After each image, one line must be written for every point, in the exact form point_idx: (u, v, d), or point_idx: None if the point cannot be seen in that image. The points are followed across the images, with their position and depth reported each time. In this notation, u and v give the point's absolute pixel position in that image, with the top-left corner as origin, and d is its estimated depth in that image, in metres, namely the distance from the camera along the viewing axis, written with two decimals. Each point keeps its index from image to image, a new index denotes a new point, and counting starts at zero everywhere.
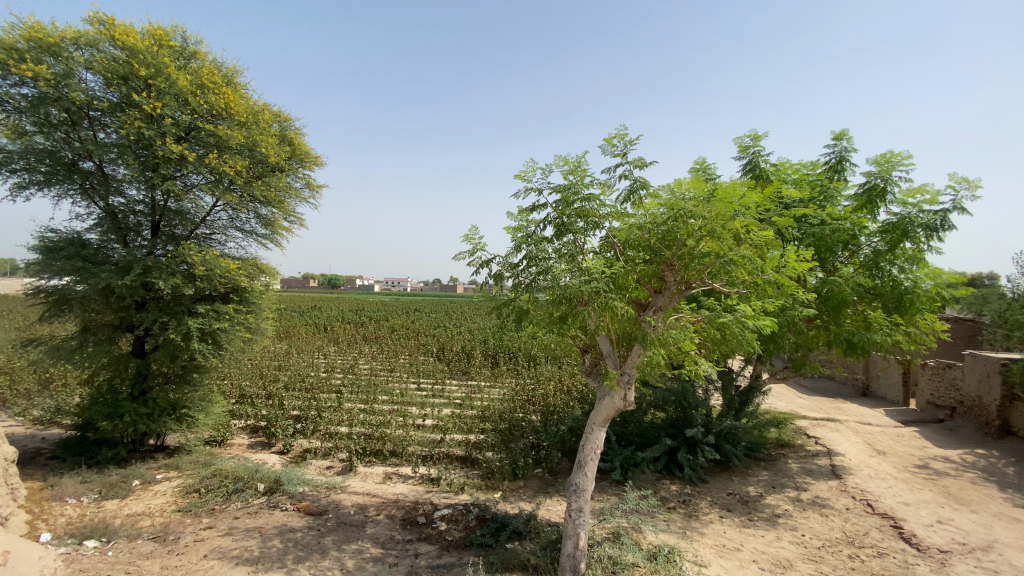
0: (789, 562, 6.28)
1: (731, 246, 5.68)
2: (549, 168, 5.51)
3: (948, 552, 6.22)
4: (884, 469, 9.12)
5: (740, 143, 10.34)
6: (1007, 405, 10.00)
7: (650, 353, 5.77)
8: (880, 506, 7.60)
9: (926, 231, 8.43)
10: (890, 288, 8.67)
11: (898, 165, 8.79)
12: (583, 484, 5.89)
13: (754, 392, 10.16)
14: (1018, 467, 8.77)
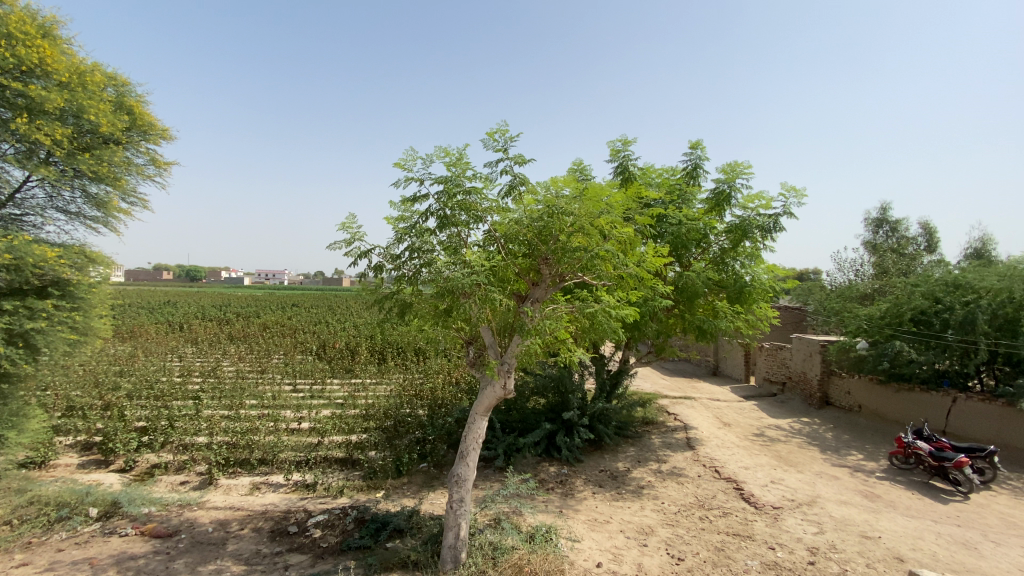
0: (650, 529, 6.95)
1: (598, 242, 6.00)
2: (431, 158, 5.37)
3: (781, 508, 7.23)
4: (729, 439, 10.53)
5: (614, 147, 11.14)
6: (826, 379, 12.16)
7: (528, 342, 5.98)
8: (725, 472, 8.76)
9: (761, 232, 9.81)
10: (732, 280, 9.92)
11: (741, 174, 10.12)
12: (464, 475, 5.92)
13: (623, 374, 11.02)
14: (835, 432, 10.66)
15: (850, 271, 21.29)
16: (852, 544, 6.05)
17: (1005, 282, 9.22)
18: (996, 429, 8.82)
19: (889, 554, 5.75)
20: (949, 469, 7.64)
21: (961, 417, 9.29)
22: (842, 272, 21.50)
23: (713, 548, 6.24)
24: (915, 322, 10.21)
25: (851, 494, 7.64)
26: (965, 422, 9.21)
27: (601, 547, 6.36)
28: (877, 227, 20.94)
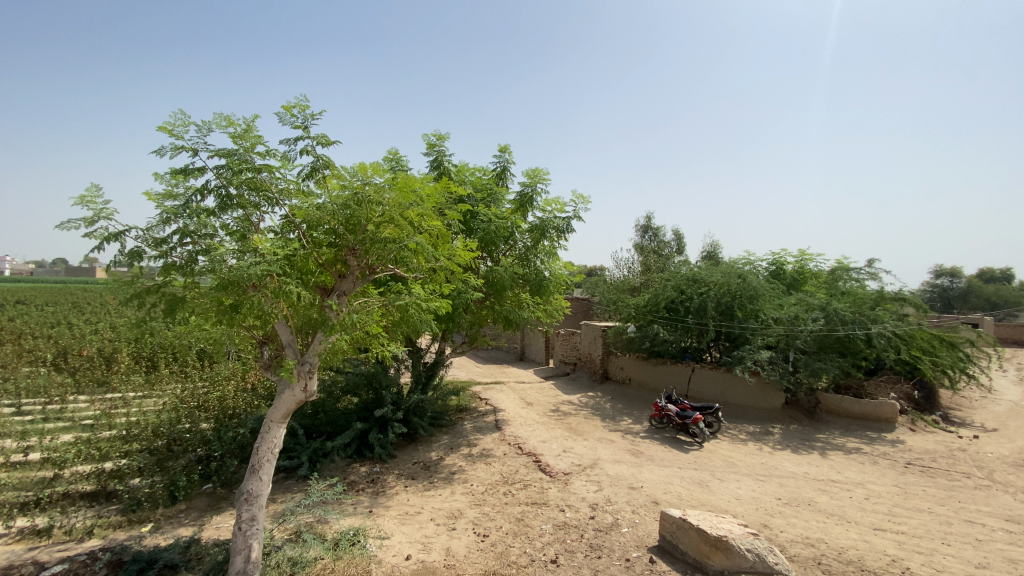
0: (460, 512, 7.19)
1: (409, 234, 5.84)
2: (209, 126, 4.63)
3: (571, 473, 8.21)
4: (531, 417, 11.53)
5: (428, 141, 11.12)
6: (606, 359, 14.21)
7: (333, 339, 5.57)
8: (527, 447, 9.56)
9: (557, 232, 10.91)
10: (534, 275, 10.82)
11: (542, 179, 11.10)
12: (256, 490, 5.27)
13: (438, 365, 11.12)
14: (613, 402, 12.54)
15: (625, 268, 25.26)
16: (623, 496, 7.19)
17: (725, 278, 11.85)
18: (721, 392, 11.49)
19: (649, 499, 7.00)
20: (689, 424, 9.63)
21: (699, 383, 11.83)
22: (619, 268, 25.37)
23: (514, 519, 6.76)
24: (668, 310, 12.56)
25: (624, 453, 9.09)
26: (702, 387, 11.77)
27: (411, 539, 6.33)
28: (644, 232, 25.27)
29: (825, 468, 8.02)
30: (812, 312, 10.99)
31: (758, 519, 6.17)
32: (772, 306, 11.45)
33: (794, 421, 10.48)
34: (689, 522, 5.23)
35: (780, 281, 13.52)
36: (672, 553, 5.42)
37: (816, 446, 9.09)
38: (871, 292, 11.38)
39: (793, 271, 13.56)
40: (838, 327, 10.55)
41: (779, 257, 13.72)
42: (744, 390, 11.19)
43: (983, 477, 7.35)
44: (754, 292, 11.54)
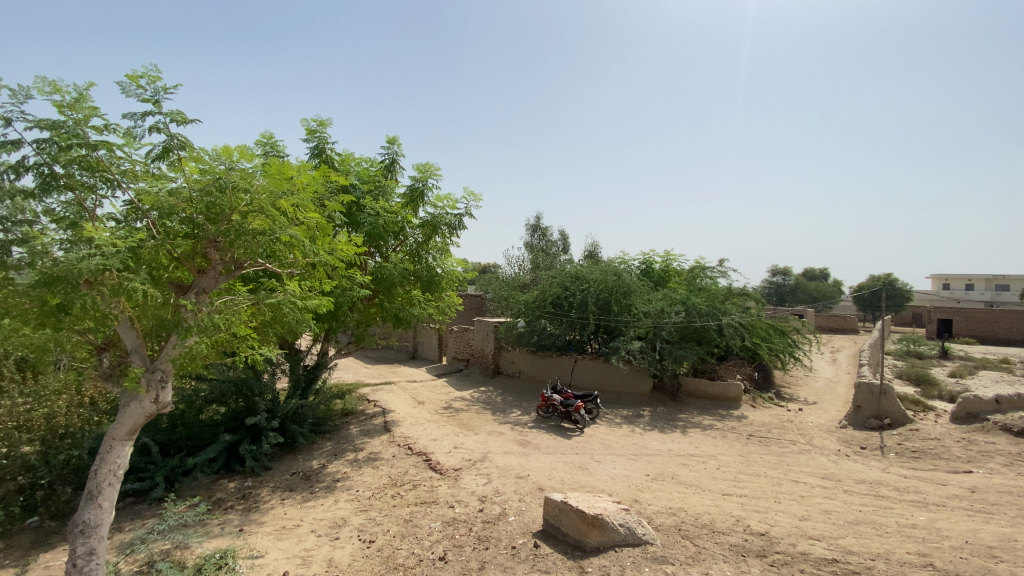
0: (344, 520, 6.86)
1: (281, 226, 5.41)
2: (24, 90, 3.90)
3: (460, 469, 8.25)
4: (422, 416, 11.37)
5: (308, 126, 10.40)
6: (497, 354, 14.50)
7: (190, 342, 4.97)
8: (416, 447, 9.40)
9: (449, 229, 10.72)
10: (425, 271, 10.62)
11: (432, 174, 10.95)
12: (96, 520, 4.56)
13: (321, 367, 10.47)
14: (503, 396, 12.82)
15: (515, 266, 25.95)
16: (511, 486, 7.39)
17: (603, 275, 12.70)
18: (600, 380, 12.34)
19: (534, 487, 7.28)
20: (572, 412, 10.19)
21: (581, 374, 12.59)
22: (510, 266, 26.02)
23: (402, 521, 6.62)
24: (553, 305, 13.17)
25: (512, 445, 9.35)
26: (583, 377, 12.56)
27: (288, 554, 5.90)
28: (533, 231, 26.19)
29: (687, 444, 8.99)
30: (675, 306, 12.24)
31: (630, 495, 6.74)
32: (642, 300, 12.51)
33: (661, 403, 11.60)
34: (569, 504, 5.52)
35: (650, 278, 14.86)
36: (555, 536, 5.70)
37: (680, 425, 10.16)
38: (721, 289, 12.99)
39: (663, 269, 14.97)
40: (696, 318, 11.89)
41: (649, 256, 15.07)
42: (620, 378, 12.13)
43: (805, 442, 8.77)
44: (627, 288, 12.56)
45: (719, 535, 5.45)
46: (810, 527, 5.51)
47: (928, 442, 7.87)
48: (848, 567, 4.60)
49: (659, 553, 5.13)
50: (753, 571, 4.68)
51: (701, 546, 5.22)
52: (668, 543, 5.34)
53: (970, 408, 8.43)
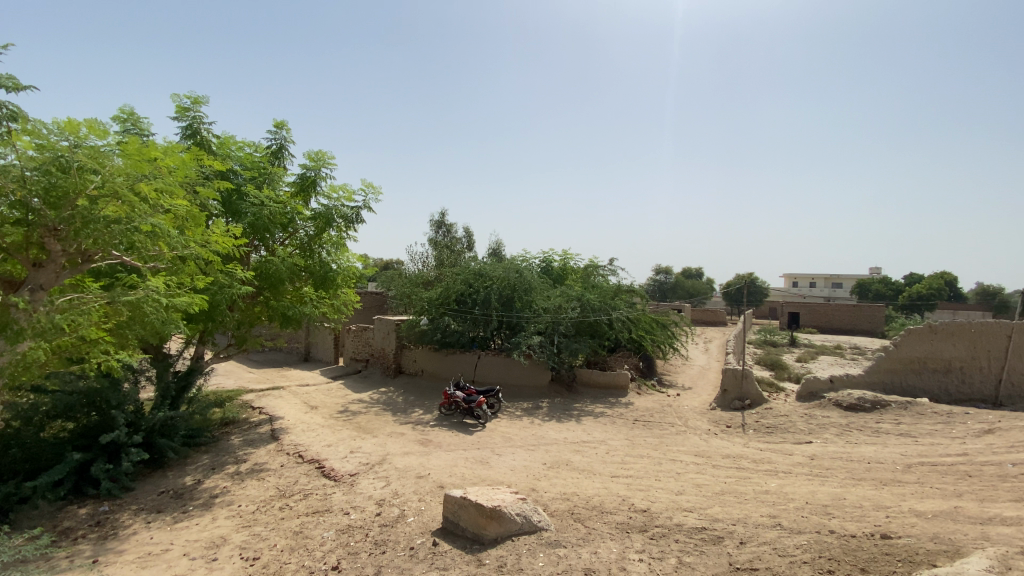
0: (223, 538, 6.26)
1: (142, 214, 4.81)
2: None
3: (356, 474, 7.92)
4: (315, 421, 10.73)
5: (179, 103, 9.29)
6: (398, 353, 14.14)
7: (22, 348, 4.24)
8: (308, 454, 8.86)
9: (344, 222, 10.13)
10: (318, 267, 10.02)
11: (326, 163, 10.36)
12: None
13: (195, 373, 9.44)
14: (403, 396, 12.54)
15: (419, 262, 25.46)
16: (410, 487, 7.27)
17: (505, 273, 12.94)
18: (501, 375, 12.56)
19: (434, 485, 7.23)
20: (473, 407, 10.27)
21: (483, 369, 12.73)
22: (413, 262, 25.47)
23: (291, 533, 6.21)
24: (456, 302, 13.17)
25: (412, 445, 9.19)
26: (485, 372, 12.70)
27: None
28: (437, 228, 25.90)
29: (581, 432, 9.49)
30: (571, 302, 12.84)
31: (528, 485, 6.96)
32: (542, 297, 12.94)
33: (558, 394, 12.10)
34: (468, 499, 5.57)
35: (550, 276, 15.43)
36: (453, 532, 5.71)
37: (575, 414, 10.70)
38: (613, 286, 13.89)
39: (561, 267, 15.60)
40: (590, 313, 12.59)
41: (549, 254, 15.64)
42: (520, 372, 12.45)
43: (682, 424, 9.70)
44: (527, 285, 12.95)
45: (607, 515, 5.84)
46: (685, 500, 6.11)
47: (779, 418, 9.11)
48: (714, 533, 5.18)
49: (553, 537, 5.36)
50: (636, 546, 5.08)
51: (591, 527, 5.55)
52: (562, 527, 5.61)
53: (811, 388, 9.85)
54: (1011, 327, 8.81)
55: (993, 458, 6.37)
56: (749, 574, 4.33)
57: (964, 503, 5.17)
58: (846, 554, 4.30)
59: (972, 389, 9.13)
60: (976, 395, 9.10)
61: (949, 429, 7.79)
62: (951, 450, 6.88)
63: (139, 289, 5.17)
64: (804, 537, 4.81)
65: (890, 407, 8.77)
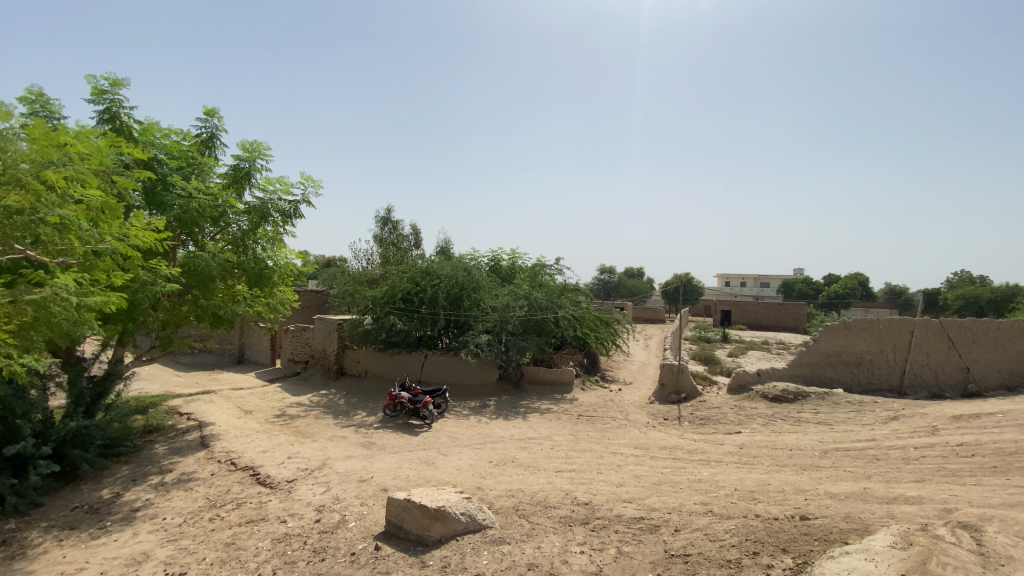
0: (145, 554, 5.82)
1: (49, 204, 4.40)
2: None
3: (295, 480, 7.60)
4: (249, 426, 10.19)
5: (94, 84, 8.52)
6: (340, 353, 13.69)
7: None
8: (241, 460, 8.40)
9: (281, 216, 9.67)
10: (252, 264, 9.51)
11: (262, 154, 9.84)
12: None
13: (114, 378, 8.71)
14: (346, 398, 12.16)
15: (363, 260, 24.74)
16: (351, 491, 7.06)
17: (453, 271, 12.84)
18: (448, 374, 12.47)
19: (377, 488, 7.06)
20: (419, 408, 10.12)
21: (430, 369, 12.57)
22: (358, 260, 24.72)
23: (223, 545, 5.87)
24: (403, 301, 12.92)
25: (354, 448, 8.93)
26: (432, 371, 12.55)
27: None
28: (383, 224, 25.27)
29: (526, 428, 9.59)
30: (519, 300, 12.93)
31: (473, 484, 6.95)
32: (490, 295, 12.95)
33: (505, 392, 12.16)
34: (412, 501, 5.49)
35: (498, 275, 15.46)
36: (396, 535, 5.61)
37: (521, 411, 10.79)
38: (559, 285, 14.13)
39: (509, 266, 15.68)
40: (537, 312, 12.73)
41: (497, 253, 15.67)
42: (467, 371, 12.40)
43: (624, 418, 10.03)
44: (476, 283, 12.94)
45: (550, 510, 5.93)
46: (625, 492, 6.32)
47: (712, 410, 9.62)
48: (651, 522, 5.39)
49: (498, 535, 5.39)
50: (578, 538, 5.20)
51: (535, 522, 5.63)
52: (506, 524, 5.65)
53: (741, 381, 10.48)
54: (913, 322, 9.80)
55: (895, 442, 7.03)
56: (683, 560, 4.54)
57: (871, 484, 5.67)
58: (769, 536, 4.60)
59: (881, 379, 10.00)
60: (884, 385, 9.99)
61: (859, 417, 8.52)
62: (861, 436, 7.53)
63: (45, 286, 4.73)
64: (733, 522, 5.10)
65: (810, 397, 9.47)
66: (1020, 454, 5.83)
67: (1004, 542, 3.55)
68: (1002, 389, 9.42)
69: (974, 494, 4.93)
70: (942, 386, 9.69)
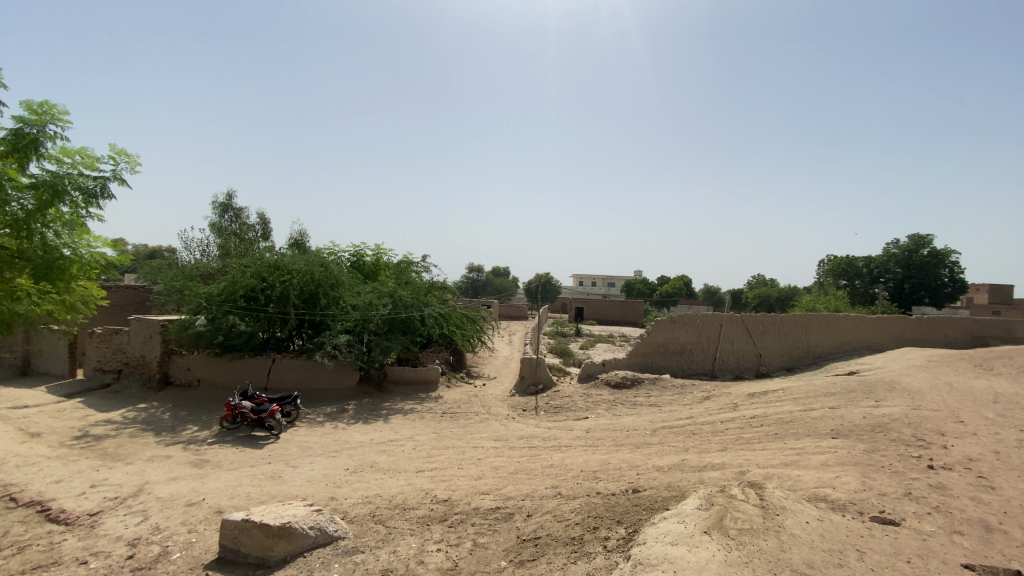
0: None
1: None
2: None
3: (101, 512, 6.36)
4: (37, 452, 8.27)
5: None
6: (165, 359, 11.83)
7: None
8: (24, 495, 6.79)
9: (83, 196, 7.95)
10: (39, 252, 7.70)
11: (57, 119, 8.03)
12: None
13: None
14: (173, 411, 10.55)
15: (197, 250, 21.72)
16: (176, 517, 6.13)
17: (308, 266, 11.94)
18: (302, 379, 11.54)
19: (211, 511, 6.25)
20: (264, 418, 9.17)
21: (280, 373, 11.50)
22: (190, 250, 21.65)
23: None
24: (246, 299, 11.63)
25: (182, 468, 7.77)
26: (282, 377, 11.50)
27: None
28: (223, 212, 22.53)
29: (387, 431, 9.30)
30: (382, 298, 12.42)
31: (326, 494, 6.52)
32: (350, 293, 12.28)
33: (367, 395, 11.61)
34: (251, 521, 4.96)
35: (360, 271, 14.72)
36: (233, 561, 5.03)
37: (382, 414, 10.41)
38: (426, 283, 13.93)
39: (372, 262, 15.02)
40: (401, 310, 12.32)
41: (360, 249, 14.91)
42: (323, 374, 11.61)
43: (485, 412, 10.28)
44: (335, 280, 12.20)
45: (408, 512, 5.83)
46: (483, 484, 6.47)
47: (565, 399, 10.34)
48: (506, 511, 5.60)
49: (351, 545, 5.13)
50: (435, 536, 5.19)
51: (391, 526, 5.49)
52: (361, 532, 5.41)
53: (590, 371, 11.45)
54: (724, 316, 11.65)
55: (708, 418, 8.29)
56: (533, 543, 4.80)
57: (689, 456, 6.60)
58: (607, 510, 5.10)
59: (699, 366, 11.70)
60: (702, 370, 11.70)
61: (682, 398, 9.88)
62: (683, 415, 8.73)
63: None
64: (578, 501, 5.55)
65: (647, 383, 10.68)
66: (793, 422, 7.28)
67: (777, 495, 4.40)
68: (783, 369, 11.69)
69: (761, 458, 6.03)
70: (742, 368, 11.70)
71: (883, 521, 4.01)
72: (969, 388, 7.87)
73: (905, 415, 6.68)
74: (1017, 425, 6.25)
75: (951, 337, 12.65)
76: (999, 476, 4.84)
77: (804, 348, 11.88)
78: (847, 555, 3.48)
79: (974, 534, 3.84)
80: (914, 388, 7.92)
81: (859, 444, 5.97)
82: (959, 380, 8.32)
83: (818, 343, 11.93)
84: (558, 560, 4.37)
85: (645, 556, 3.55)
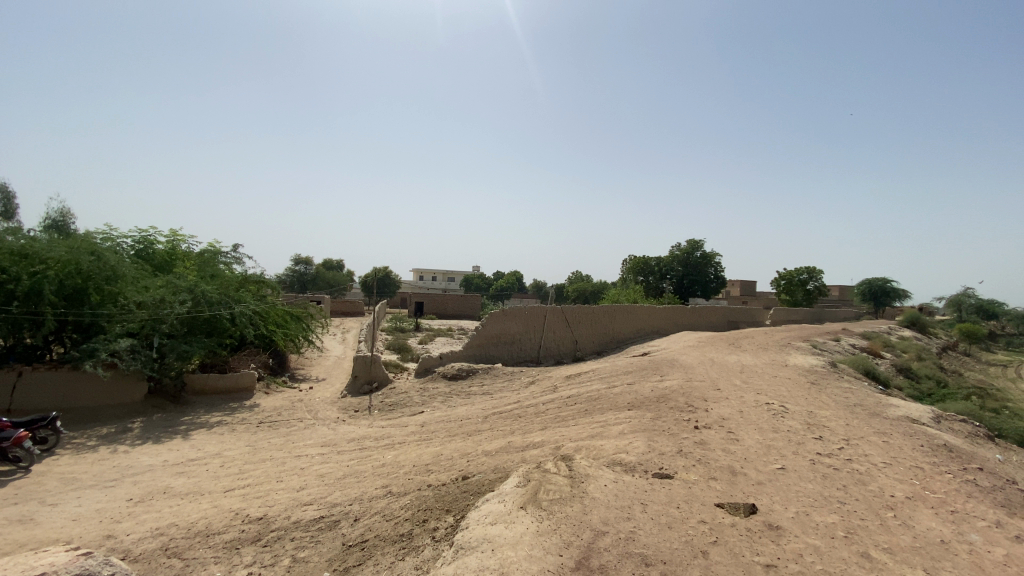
0: None
1: None
2: None
3: None
4: None
5: None
6: None
7: None
8: None
9: None
10: None
11: None
12: None
13: None
14: None
15: None
16: None
17: (71, 254, 9.60)
18: (64, 396, 9.33)
19: None
20: (7, 449, 7.08)
21: (31, 391, 9.14)
22: None
23: None
24: None
25: None
26: (33, 395, 9.12)
27: None
28: None
29: (187, 449, 8.01)
30: (179, 293, 10.57)
31: (100, 533, 5.38)
32: (134, 288, 10.25)
33: (159, 409, 9.79)
34: None
35: (148, 262, 12.37)
36: None
37: (180, 430, 8.94)
38: (237, 276, 12.41)
39: (165, 251, 12.74)
40: (205, 308, 10.60)
41: (147, 234, 12.54)
42: (96, 389, 9.52)
43: (311, 417, 9.54)
44: (111, 272, 10.04)
45: (214, 537, 5.14)
46: (306, 494, 6.02)
47: (399, 395, 10.16)
48: (331, 519, 5.30)
49: None
50: (245, 560, 4.67)
51: (190, 557, 4.77)
52: (149, 571, 4.60)
53: (427, 365, 11.49)
54: (547, 308, 12.70)
55: (533, 402, 8.96)
56: (359, 548, 4.63)
57: (514, 438, 7.06)
58: (437, 501, 5.18)
59: (526, 354, 12.53)
60: (529, 358, 12.57)
61: (511, 384, 10.52)
62: (511, 400, 9.29)
63: None
64: (408, 497, 5.52)
65: (482, 372, 11.08)
66: (600, 398, 8.31)
67: (583, 465, 4.98)
68: (594, 353, 13.21)
69: (573, 433, 6.74)
70: (562, 354, 12.90)
71: (660, 477, 4.82)
72: (726, 363, 9.91)
73: (681, 387, 8.14)
74: (754, 390, 8.10)
75: (715, 322, 15.80)
76: (741, 430, 6.21)
77: (611, 335, 13.61)
78: (634, 509, 4.11)
79: (724, 478, 4.87)
80: (688, 364, 9.69)
81: (648, 413, 7.08)
82: (718, 356, 10.45)
83: (622, 330, 13.77)
84: (384, 560, 4.29)
85: (467, 539, 3.70)
